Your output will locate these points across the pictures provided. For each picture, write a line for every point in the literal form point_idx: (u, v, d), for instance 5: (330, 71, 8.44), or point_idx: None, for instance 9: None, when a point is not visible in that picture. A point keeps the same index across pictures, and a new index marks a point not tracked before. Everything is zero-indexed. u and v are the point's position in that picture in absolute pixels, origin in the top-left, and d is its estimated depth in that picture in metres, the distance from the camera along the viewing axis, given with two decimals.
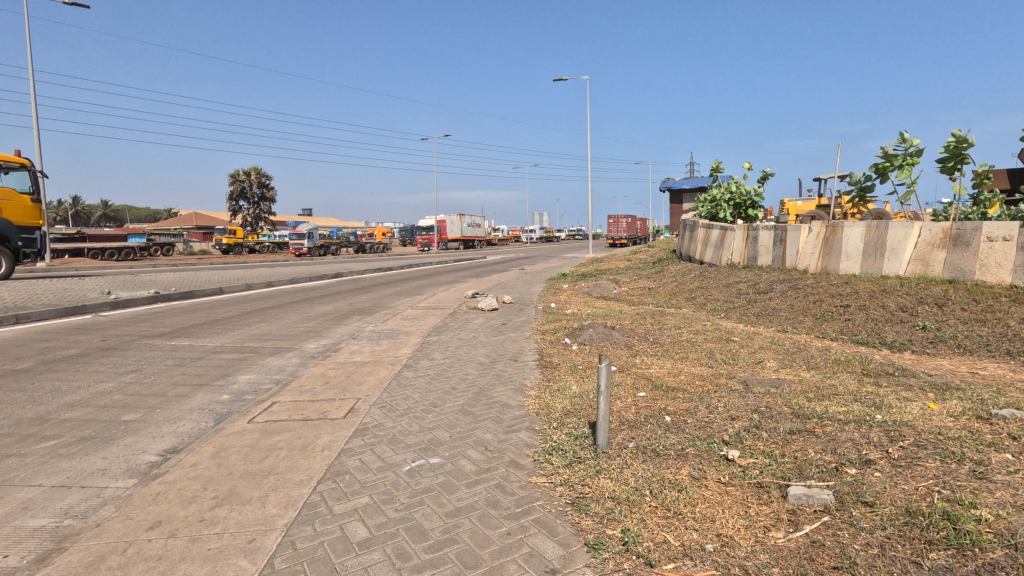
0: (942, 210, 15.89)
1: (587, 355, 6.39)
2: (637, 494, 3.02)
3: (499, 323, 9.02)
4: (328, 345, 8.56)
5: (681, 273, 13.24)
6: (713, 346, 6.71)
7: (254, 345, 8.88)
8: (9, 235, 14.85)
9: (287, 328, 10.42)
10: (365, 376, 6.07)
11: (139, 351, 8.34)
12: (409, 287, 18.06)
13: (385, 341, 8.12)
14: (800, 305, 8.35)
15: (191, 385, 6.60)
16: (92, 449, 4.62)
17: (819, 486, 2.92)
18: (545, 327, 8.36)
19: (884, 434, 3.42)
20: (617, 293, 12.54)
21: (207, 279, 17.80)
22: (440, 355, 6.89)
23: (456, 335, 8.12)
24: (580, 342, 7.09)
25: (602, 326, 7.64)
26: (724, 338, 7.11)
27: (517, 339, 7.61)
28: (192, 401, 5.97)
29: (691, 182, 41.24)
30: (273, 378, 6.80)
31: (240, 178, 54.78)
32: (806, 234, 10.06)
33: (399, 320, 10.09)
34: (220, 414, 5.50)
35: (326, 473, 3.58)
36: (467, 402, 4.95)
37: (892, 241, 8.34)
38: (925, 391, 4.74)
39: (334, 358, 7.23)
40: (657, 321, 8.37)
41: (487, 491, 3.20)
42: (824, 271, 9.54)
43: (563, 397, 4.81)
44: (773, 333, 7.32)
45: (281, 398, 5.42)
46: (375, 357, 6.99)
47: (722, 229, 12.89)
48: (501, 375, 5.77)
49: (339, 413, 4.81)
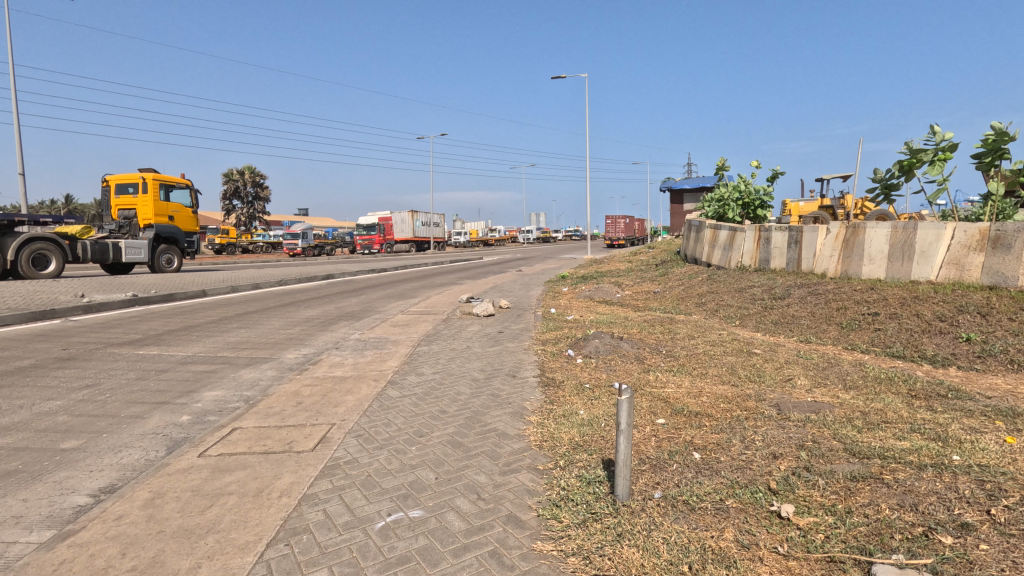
0: (953, 211, 15.35)
1: (594, 371, 5.70)
2: (674, 573, 2.33)
3: (495, 331, 8.32)
4: (309, 356, 7.83)
5: (688, 277, 12.54)
6: (733, 360, 6.03)
7: (229, 355, 8.14)
8: (178, 238, 18.71)
9: (267, 335, 9.69)
10: (344, 395, 5.35)
11: (100, 362, 7.58)
12: (402, 289, 17.34)
13: (371, 351, 7.40)
14: (823, 313, 7.69)
15: (149, 404, 5.86)
16: (12, 488, 3.89)
17: (912, 567, 2.24)
18: (545, 336, 7.68)
19: (978, 487, 2.75)
20: (620, 298, 11.84)
21: (192, 280, 17.07)
22: (429, 369, 6.18)
23: (448, 345, 7.43)
24: (585, 354, 6.39)
25: (609, 336, 6.95)
26: (745, 350, 6.44)
27: (515, 350, 6.91)
28: (146, 424, 5.24)
29: (691, 183, 40.45)
30: (242, 396, 6.06)
31: (233, 178, 54.01)
32: (824, 235, 9.40)
33: (388, 327, 9.38)
34: (174, 441, 4.77)
35: (280, 532, 2.87)
36: (457, 430, 4.25)
37: (922, 243, 7.70)
38: (991, 419, 4.07)
39: (312, 372, 6.51)
40: (667, 331, 7.69)
41: (479, 564, 2.50)
42: (844, 275, 8.88)
43: (569, 426, 4.12)
44: (797, 345, 6.66)
45: (243, 422, 4.69)
46: (357, 372, 6.27)
47: (731, 230, 12.25)
48: (497, 395, 5.07)
49: (307, 445, 4.11)
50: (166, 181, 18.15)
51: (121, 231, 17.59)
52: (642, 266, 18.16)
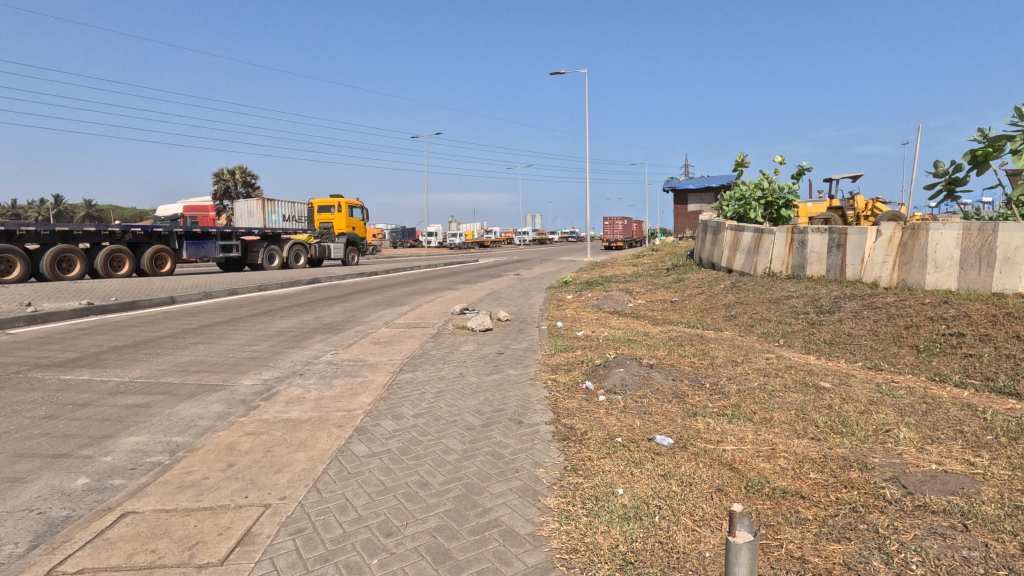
0: (978, 212, 14.26)
1: (625, 417, 4.38)
2: None
3: (494, 352, 6.97)
4: (267, 385, 6.42)
5: (708, 284, 11.18)
6: (801, 398, 4.70)
7: (173, 382, 6.76)
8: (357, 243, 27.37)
9: (228, 354, 8.32)
10: (291, 455, 3.97)
11: (11, 392, 6.18)
12: (391, 296, 15.96)
13: (340, 381, 5.98)
14: (887, 331, 6.45)
15: (44, 458, 4.49)
16: None
17: None
18: (555, 359, 6.35)
19: None
20: (633, 307, 10.56)
21: (162, 285, 15.66)
22: (410, 409, 4.84)
23: (437, 371, 6.10)
24: (608, 390, 5.07)
25: (635, 362, 5.64)
26: (807, 383, 5.11)
27: (520, 381, 5.55)
28: (21, 495, 3.85)
29: (694, 183, 39.29)
30: (168, 445, 4.69)
31: (223, 177, 52.21)
32: (874, 238, 8.13)
33: (368, 345, 8.01)
34: (48, 524, 3.41)
35: None
36: (441, 525, 2.89)
37: (1007, 247, 6.42)
38: None
39: (260, 411, 5.11)
40: (702, 353, 6.41)
41: None
42: (901, 285, 7.61)
43: (609, 524, 2.77)
44: (870, 376, 5.37)
45: (139, 503, 3.33)
46: (315, 414, 4.87)
47: (756, 231, 10.98)
48: (499, 456, 3.72)
49: (220, 550, 2.76)
50: (351, 203, 26.44)
51: (325, 237, 25.93)
52: (650, 270, 16.77)
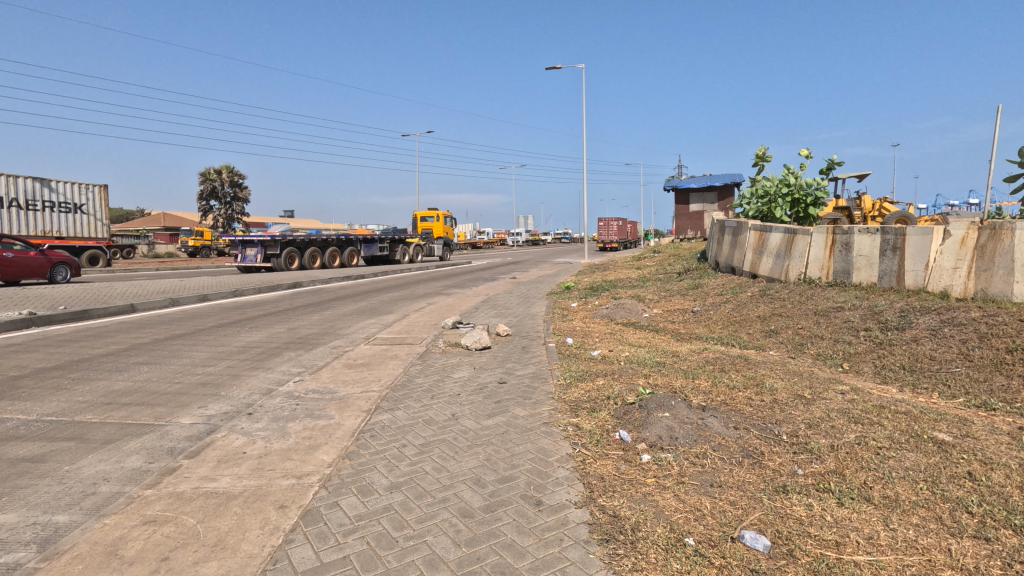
0: None
1: (689, 497, 3.08)
2: None
3: (495, 381, 5.63)
4: (207, 427, 5.01)
5: (733, 290, 9.92)
6: (923, 459, 3.42)
7: (88, 422, 5.31)
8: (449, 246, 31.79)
9: (171, 379, 6.90)
10: (193, 570, 2.60)
11: None
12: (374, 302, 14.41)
13: (296, 427, 4.56)
14: (982, 355, 5.20)
15: None
16: None
17: None
18: (574, 393, 5.03)
19: None
20: (650, 318, 9.31)
21: (122, 292, 14.16)
22: (386, 476, 3.50)
23: (424, 411, 4.74)
24: (651, 445, 3.77)
25: (682, 403, 4.30)
26: (920, 435, 3.79)
27: (532, 429, 4.20)
28: None
29: (697, 182, 38.27)
30: (34, 535, 3.26)
31: (211, 177, 50.32)
32: (941, 239, 6.92)
33: (337, 370, 6.59)
34: None
35: None
36: None
37: None
38: None
39: (176, 478, 3.68)
40: (756, 382, 5.13)
41: None
42: (978, 294, 6.44)
43: None
44: (991, 421, 4.10)
45: None
46: (251, 485, 3.50)
47: (788, 232, 9.70)
48: None
49: None
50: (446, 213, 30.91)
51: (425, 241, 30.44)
52: (660, 274, 15.44)
